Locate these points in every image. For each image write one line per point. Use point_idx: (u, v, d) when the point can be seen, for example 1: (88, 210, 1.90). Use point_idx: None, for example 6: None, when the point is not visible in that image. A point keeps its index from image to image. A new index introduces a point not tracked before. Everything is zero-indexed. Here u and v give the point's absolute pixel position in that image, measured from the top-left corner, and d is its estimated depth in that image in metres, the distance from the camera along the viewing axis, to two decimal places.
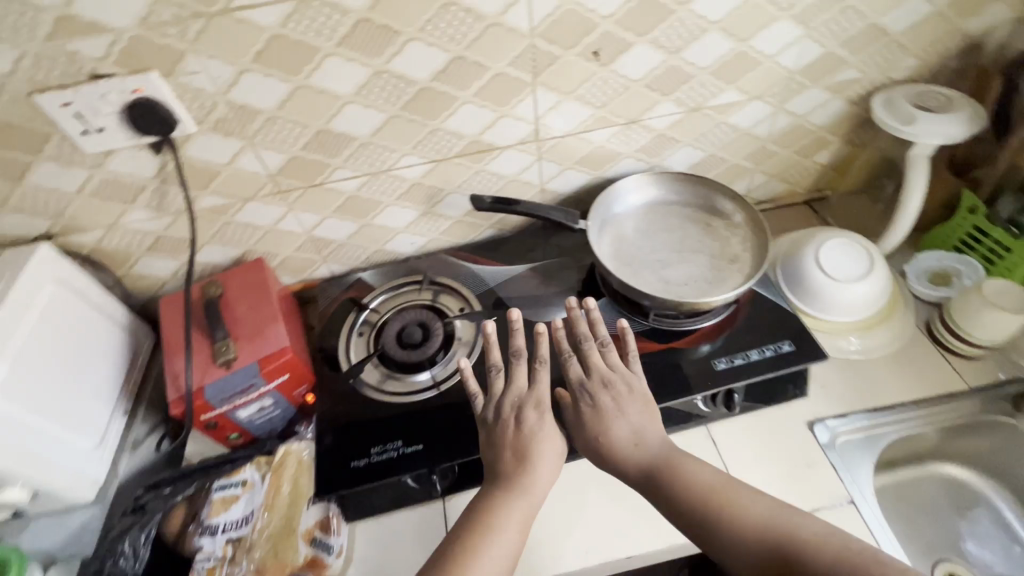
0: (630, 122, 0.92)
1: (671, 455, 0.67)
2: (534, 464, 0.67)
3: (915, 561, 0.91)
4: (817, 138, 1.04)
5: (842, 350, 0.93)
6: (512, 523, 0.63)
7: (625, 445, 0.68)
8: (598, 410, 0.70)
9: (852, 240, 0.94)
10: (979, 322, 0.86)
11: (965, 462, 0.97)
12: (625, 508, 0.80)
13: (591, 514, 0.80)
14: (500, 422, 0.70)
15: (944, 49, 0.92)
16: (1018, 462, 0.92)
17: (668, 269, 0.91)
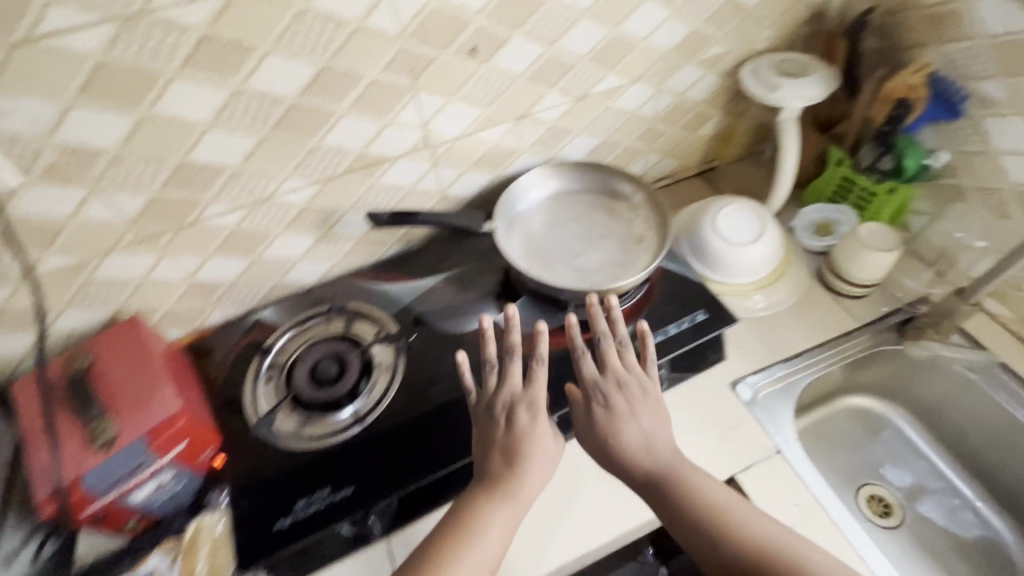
0: (520, 117, 0.91)
1: (677, 467, 0.70)
2: (531, 469, 0.67)
3: (841, 490, 0.98)
4: (699, 112, 1.09)
5: (750, 310, 0.98)
6: (499, 528, 0.65)
7: (635, 452, 0.70)
8: (607, 412, 0.71)
9: (747, 204, 0.99)
10: (859, 263, 0.94)
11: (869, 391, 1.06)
12: (624, 501, 0.78)
13: (590, 508, 0.77)
14: (495, 418, 0.70)
15: (795, 18, 0.99)
16: (911, 383, 1.01)
17: (580, 257, 0.91)
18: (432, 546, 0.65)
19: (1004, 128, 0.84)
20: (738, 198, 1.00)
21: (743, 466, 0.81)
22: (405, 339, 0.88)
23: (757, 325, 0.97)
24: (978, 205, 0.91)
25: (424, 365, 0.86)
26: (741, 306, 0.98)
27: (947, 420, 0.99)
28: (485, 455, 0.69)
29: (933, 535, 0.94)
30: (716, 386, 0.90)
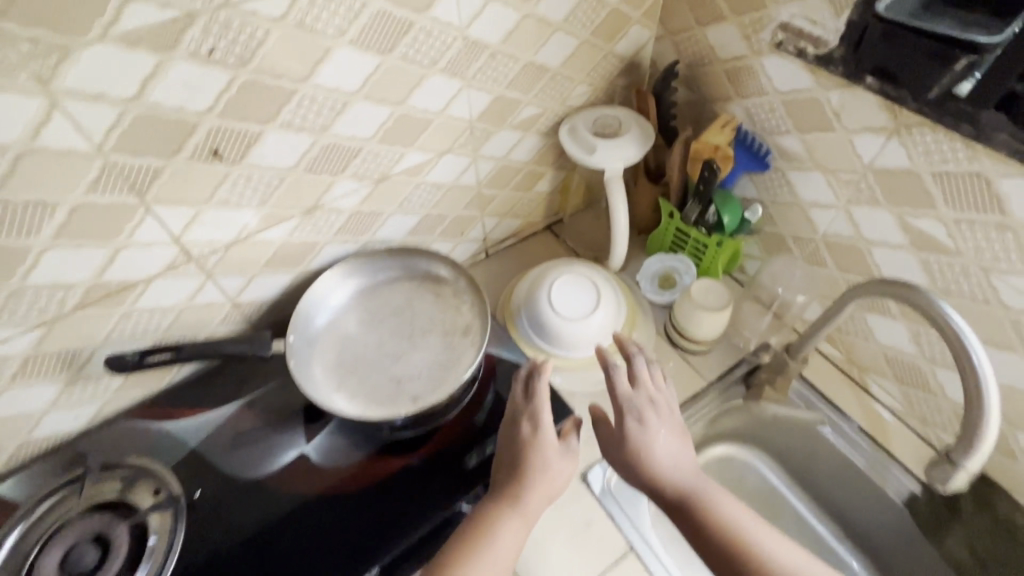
0: (308, 210, 0.79)
1: (702, 488, 0.69)
2: (539, 477, 0.67)
3: None
4: (528, 172, 1.03)
5: (597, 382, 0.93)
6: (508, 536, 0.64)
7: (663, 467, 0.70)
8: (637, 426, 0.73)
9: (582, 269, 0.96)
10: (696, 324, 0.92)
11: (727, 437, 1.01)
12: (590, 546, 0.78)
13: (558, 558, 0.77)
14: (513, 433, 0.72)
15: (607, 72, 0.95)
16: (762, 425, 0.98)
17: (399, 362, 0.81)
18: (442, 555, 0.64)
19: (806, 182, 0.83)
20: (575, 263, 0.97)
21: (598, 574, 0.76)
22: (188, 498, 0.73)
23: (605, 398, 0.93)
24: (797, 254, 0.91)
25: (214, 527, 0.71)
26: (587, 379, 0.93)
27: (806, 463, 0.96)
28: (502, 465, 0.70)
29: None
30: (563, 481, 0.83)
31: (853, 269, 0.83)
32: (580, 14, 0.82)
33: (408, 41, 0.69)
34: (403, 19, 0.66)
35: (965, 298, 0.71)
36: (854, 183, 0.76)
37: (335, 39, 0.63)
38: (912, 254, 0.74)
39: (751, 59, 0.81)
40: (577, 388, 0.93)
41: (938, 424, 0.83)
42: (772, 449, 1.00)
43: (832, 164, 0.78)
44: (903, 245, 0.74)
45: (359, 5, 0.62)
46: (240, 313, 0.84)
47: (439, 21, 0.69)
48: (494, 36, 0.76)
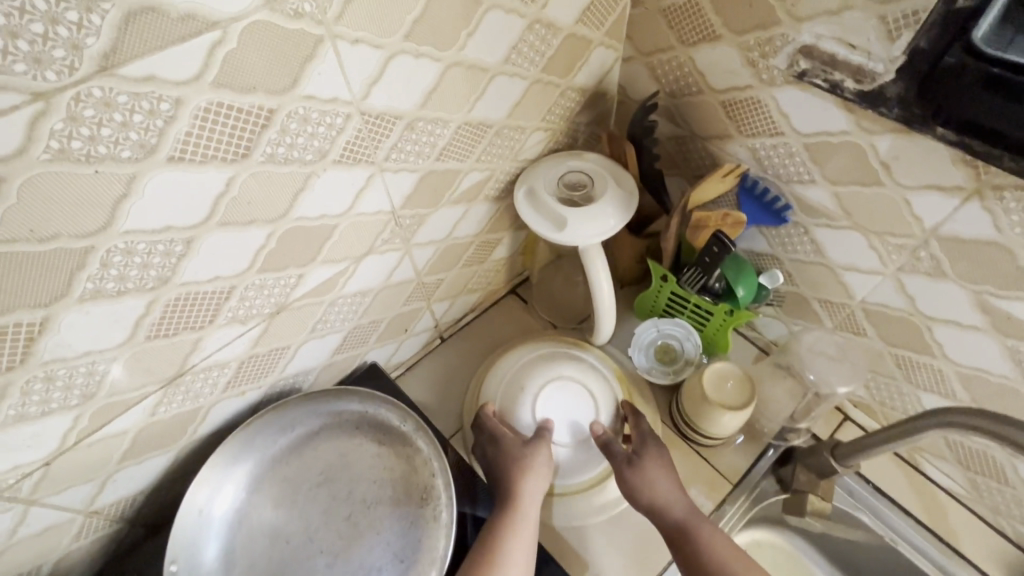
0: (171, 380, 0.54)
1: (696, 520, 0.64)
2: (519, 478, 0.66)
3: None
4: (480, 244, 0.80)
5: (599, 509, 0.74)
6: (516, 552, 0.60)
7: (659, 497, 0.66)
8: (643, 452, 0.70)
9: (563, 364, 0.79)
10: (712, 421, 0.73)
11: (751, 523, 0.79)
12: None
13: None
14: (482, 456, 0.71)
15: (566, 111, 0.72)
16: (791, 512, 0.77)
17: (339, 558, 0.59)
18: None
19: (838, 241, 0.64)
20: (552, 356, 0.80)
21: None
22: None
23: (611, 528, 0.74)
24: (825, 321, 0.73)
25: None
26: (587, 506, 0.74)
27: (858, 558, 0.75)
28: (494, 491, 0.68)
29: None
30: None
31: (903, 345, 0.66)
32: (526, 48, 0.59)
33: (272, 137, 0.45)
34: (253, 109, 0.42)
35: None
36: (909, 249, 0.58)
37: (136, 161, 0.38)
38: (992, 337, 0.57)
39: (758, 90, 0.60)
40: (576, 521, 0.73)
41: (1016, 518, 0.68)
42: (808, 533, 0.79)
43: (878, 225, 0.59)
44: (980, 326, 0.57)
45: (166, 105, 0.37)
46: (105, 518, 0.60)
47: (317, 99, 0.45)
48: (406, 101, 0.52)
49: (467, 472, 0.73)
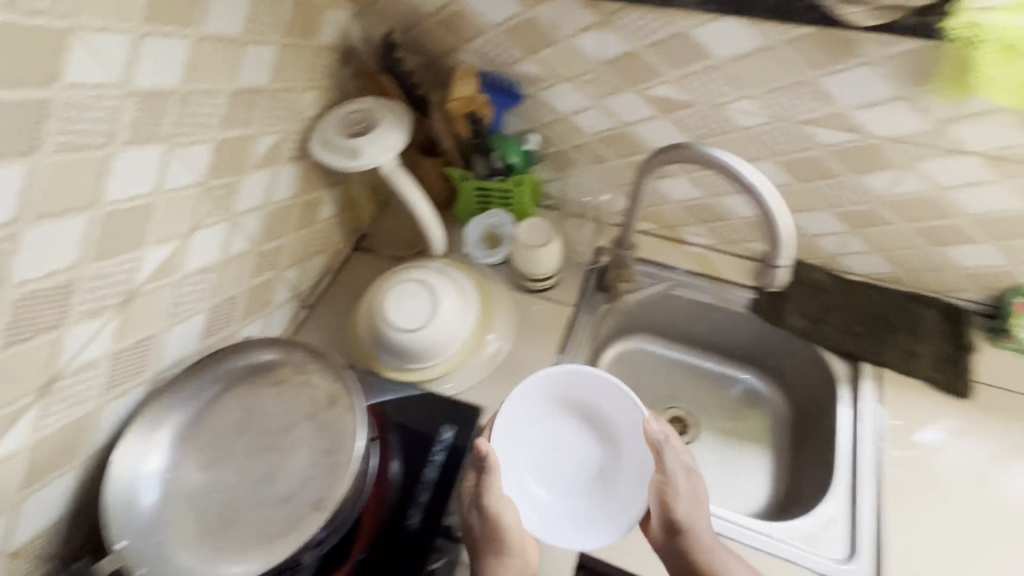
0: (45, 387, 0.57)
1: (717, 553, 0.67)
2: (501, 549, 0.63)
3: None
4: (302, 206, 0.90)
5: (486, 362, 0.89)
6: None
7: (694, 522, 0.67)
8: (684, 478, 0.69)
9: (630, 421, 0.74)
10: (538, 262, 0.92)
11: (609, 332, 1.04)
12: None
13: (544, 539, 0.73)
14: (467, 503, 0.67)
15: (325, 69, 0.85)
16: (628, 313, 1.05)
17: (276, 477, 0.66)
18: None
19: (557, 94, 0.86)
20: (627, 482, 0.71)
21: None
22: None
23: (500, 375, 0.89)
24: (583, 160, 0.95)
25: None
26: (477, 364, 0.89)
27: (679, 318, 1.05)
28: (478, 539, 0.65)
29: (720, 412, 1.06)
30: None
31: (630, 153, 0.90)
32: (261, 17, 0.71)
33: (52, 127, 0.51)
34: (25, 103, 0.49)
35: (716, 135, 0.81)
36: (595, 79, 0.82)
37: None
38: (665, 119, 0.82)
39: None
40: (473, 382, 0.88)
41: (744, 240, 0.97)
42: (644, 325, 1.10)
43: (572, 70, 0.82)
44: (654, 114, 0.82)
45: None
46: (26, 559, 0.61)
47: (84, 85, 0.53)
48: (169, 78, 0.61)
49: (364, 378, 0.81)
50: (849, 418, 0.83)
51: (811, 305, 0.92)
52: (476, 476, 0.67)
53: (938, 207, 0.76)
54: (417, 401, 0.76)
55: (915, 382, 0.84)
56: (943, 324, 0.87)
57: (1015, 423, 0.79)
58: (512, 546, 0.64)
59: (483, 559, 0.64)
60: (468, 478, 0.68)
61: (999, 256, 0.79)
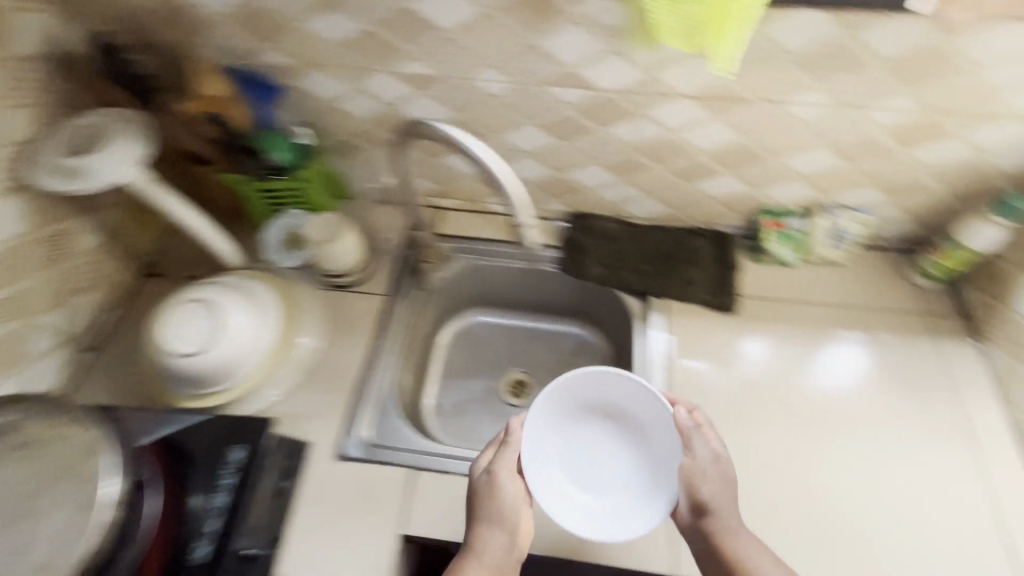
0: None
1: (735, 530, 0.69)
2: (498, 516, 0.69)
3: (492, 394, 1.09)
4: (48, 240, 0.80)
5: (296, 369, 0.87)
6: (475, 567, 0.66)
7: (721, 506, 0.70)
8: (714, 460, 0.72)
9: (652, 412, 0.78)
10: (336, 257, 0.91)
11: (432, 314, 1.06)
12: (379, 501, 0.77)
13: (360, 531, 0.74)
14: (483, 480, 0.72)
15: (35, 83, 0.75)
16: (447, 292, 1.06)
17: (23, 552, 0.57)
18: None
19: (316, 81, 0.83)
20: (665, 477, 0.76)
21: (402, 519, 0.75)
22: None
23: (313, 380, 0.87)
24: (369, 147, 0.93)
25: None
26: (286, 372, 0.86)
27: (500, 288, 1.08)
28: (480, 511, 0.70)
29: (552, 368, 1.12)
30: (320, 478, 0.78)
31: None
32: None
33: None
34: None
35: (477, 106, 0.82)
36: (346, 63, 0.80)
37: None
38: (427, 96, 0.83)
39: None
40: (285, 393, 0.85)
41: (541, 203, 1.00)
42: (470, 300, 1.12)
43: (320, 55, 0.79)
44: (412, 92, 0.82)
45: None
46: None
47: None
48: None
49: (139, 416, 0.73)
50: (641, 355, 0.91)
51: (607, 252, 0.99)
52: (494, 452, 0.75)
53: (678, 148, 0.83)
54: (201, 429, 0.72)
55: (695, 307, 0.94)
56: (713, 251, 0.98)
57: (775, 326, 0.91)
58: (504, 514, 0.69)
59: (476, 524, 0.70)
60: (489, 452, 0.75)
61: (738, 184, 0.89)
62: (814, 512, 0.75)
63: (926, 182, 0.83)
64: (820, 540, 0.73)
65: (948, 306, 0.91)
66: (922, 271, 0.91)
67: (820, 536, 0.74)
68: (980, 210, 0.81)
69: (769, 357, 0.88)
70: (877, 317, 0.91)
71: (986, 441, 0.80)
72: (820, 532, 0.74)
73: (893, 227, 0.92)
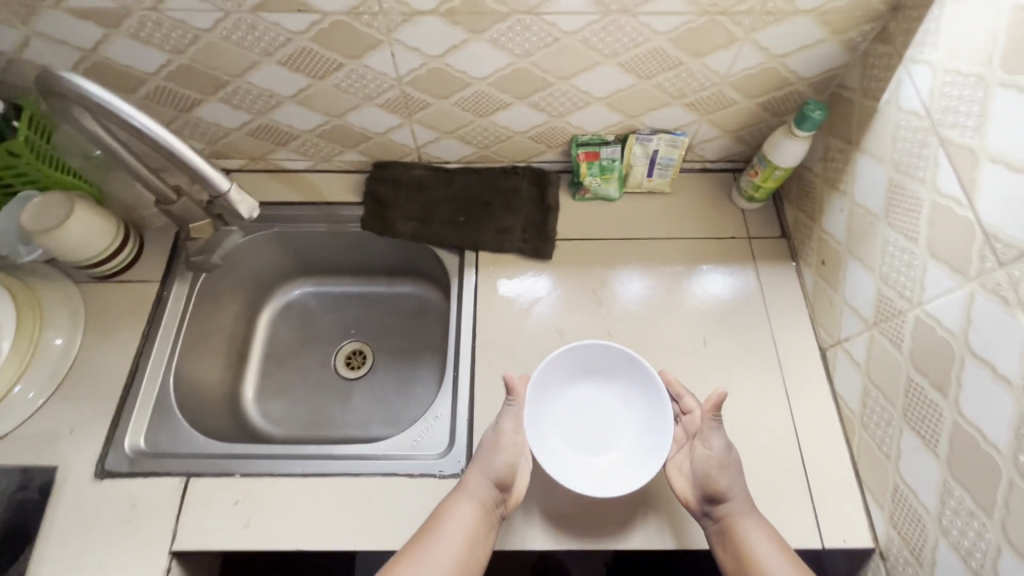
0: None
1: (747, 515, 0.64)
2: (491, 473, 0.66)
3: (324, 369, 0.99)
4: None
5: (44, 375, 0.75)
6: (455, 522, 0.62)
7: (737, 491, 0.65)
8: (726, 451, 0.66)
9: (654, 397, 0.73)
10: (74, 246, 0.76)
11: (236, 292, 0.94)
12: (147, 517, 0.68)
13: (121, 554, 0.66)
14: (485, 443, 0.69)
15: None
16: (250, 266, 0.94)
17: None
18: (412, 539, 0.63)
19: None
20: (652, 449, 0.70)
21: (173, 535, 0.68)
22: None
23: (68, 390, 0.75)
24: None
25: None
26: (32, 382, 0.74)
27: (313, 253, 0.97)
28: (474, 471, 0.67)
29: (389, 333, 1.02)
30: (75, 502, 0.69)
31: (135, 88, 0.73)
32: None
33: None
34: None
35: (195, 46, 0.68)
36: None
37: None
38: (129, 38, 0.67)
39: None
40: (31, 409, 0.73)
41: (333, 158, 0.88)
42: (285, 271, 1.00)
43: None
44: (106, 33, 0.66)
45: None
46: None
47: None
48: None
49: None
50: (453, 298, 0.85)
51: (415, 207, 0.88)
52: (501, 419, 0.69)
53: (451, 78, 0.72)
54: None
55: (512, 257, 0.86)
56: (531, 191, 0.88)
57: (596, 270, 0.84)
58: (498, 475, 0.66)
59: (470, 477, 0.66)
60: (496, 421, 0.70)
61: (535, 114, 0.78)
62: (753, 452, 0.72)
63: (728, 94, 0.75)
64: (789, 487, 0.70)
65: (773, 230, 0.86)
66: (745, 194, 0.85)
67: (792, 485, 0.70)
68: (787, 123, 0.75)
69: (635, 300, 0.82)
70: (701, 249, 0.85)
71: (799, 369, 0.77)
72: (791, 481, 0.70)
73: (713, 148, 0.85)
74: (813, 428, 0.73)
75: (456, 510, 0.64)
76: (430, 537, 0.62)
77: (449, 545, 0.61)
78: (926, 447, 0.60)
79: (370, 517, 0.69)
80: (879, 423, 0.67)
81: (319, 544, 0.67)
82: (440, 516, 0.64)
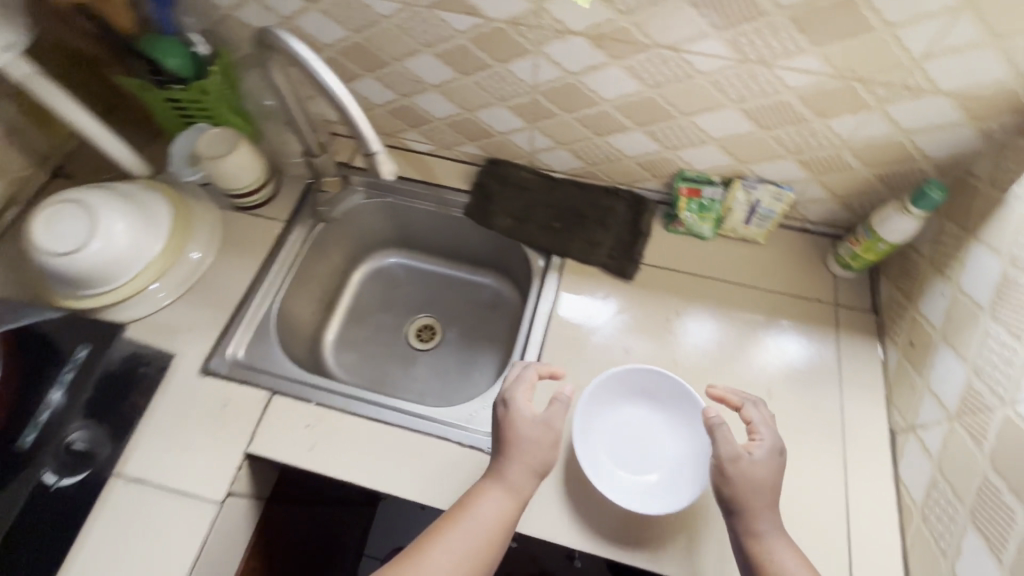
0: None
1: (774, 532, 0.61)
2: (530, 464, 0.66)
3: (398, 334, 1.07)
4: None
5: (180, 278, 0.87)
6: (491, 507, 0.64)
7: (751, 505, 0.61)
8: (733, 460, 0.63)
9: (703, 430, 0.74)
10: (230, 175, 0.88)
11: (341, 246, 1.04)
12: (233, 416, 0.78)
13: (206, 441, 0.76)
14: (522, 432, 0.67)
15: None
16: (359, 227, 1.04)
17: None
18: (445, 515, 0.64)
19: None
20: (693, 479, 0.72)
21: (250, 438, 0.76)
22: None
23: (195, 295, 0.88)
24: None
25: None
26: (169, 281, 0.86)
27: (414, 228, 1.06)
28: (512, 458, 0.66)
29: (462, 316, 1.09)
30: (180, 388, 0.79)
31: None
32: None
33: None
34: None
35: (372, 29, 0.78)
36: None
37: None
38: (322, 14, 0.78)
39: None
40: (164, 303, 0.86)
41: (455, 147, 0.97)
42: (385, 239, 1.10)
43: None
44: (304, 6, 0.78)
45: None
46: None
47: None
48: None
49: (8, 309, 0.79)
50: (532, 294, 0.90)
51: (517, 204, 0.94)
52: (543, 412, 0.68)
53: (581, 95, 0.78)
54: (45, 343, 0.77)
55: (595, 269, 0.90)
56: (627, 213, 0.92)
57: (672, 299, 0.87)
58: (536, 470, 0.66)
59: (506, 465, 0.66)
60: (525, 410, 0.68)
61: (649, 143, 0.83)
62: (798, 511, 0.71)
63: (845, 158, 0.76)
64: (829, 557, 0.68)
65: (862, 302, 0.84)
66: (841, 261, 0.85)
67: (832, 556, 0.68)
68: (900, 198, 0.74)
69: (706, 337, 0.83)
70: (783, 304, 0.85)
71: (863, 445, 0.75)
72: (832, 551, 0.69)
73: (817, 209, 0.86)
74: (865, 508, 0.71)
75: (493, 496, 0.64)
76: (467, 516, 0.63)
77: (485, 528, 0.63)
78: (989, 549, 0.57)
79: (417, 471, 0.74)
80: (939, 514, 0.65)
81: (367, 482, 0.74)
82: (477, 498, 0.64)
